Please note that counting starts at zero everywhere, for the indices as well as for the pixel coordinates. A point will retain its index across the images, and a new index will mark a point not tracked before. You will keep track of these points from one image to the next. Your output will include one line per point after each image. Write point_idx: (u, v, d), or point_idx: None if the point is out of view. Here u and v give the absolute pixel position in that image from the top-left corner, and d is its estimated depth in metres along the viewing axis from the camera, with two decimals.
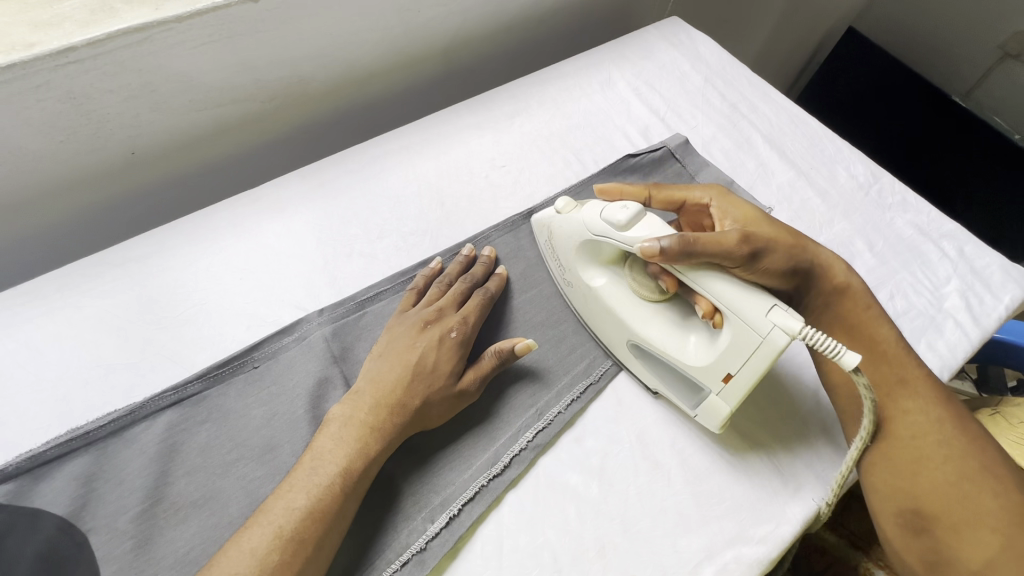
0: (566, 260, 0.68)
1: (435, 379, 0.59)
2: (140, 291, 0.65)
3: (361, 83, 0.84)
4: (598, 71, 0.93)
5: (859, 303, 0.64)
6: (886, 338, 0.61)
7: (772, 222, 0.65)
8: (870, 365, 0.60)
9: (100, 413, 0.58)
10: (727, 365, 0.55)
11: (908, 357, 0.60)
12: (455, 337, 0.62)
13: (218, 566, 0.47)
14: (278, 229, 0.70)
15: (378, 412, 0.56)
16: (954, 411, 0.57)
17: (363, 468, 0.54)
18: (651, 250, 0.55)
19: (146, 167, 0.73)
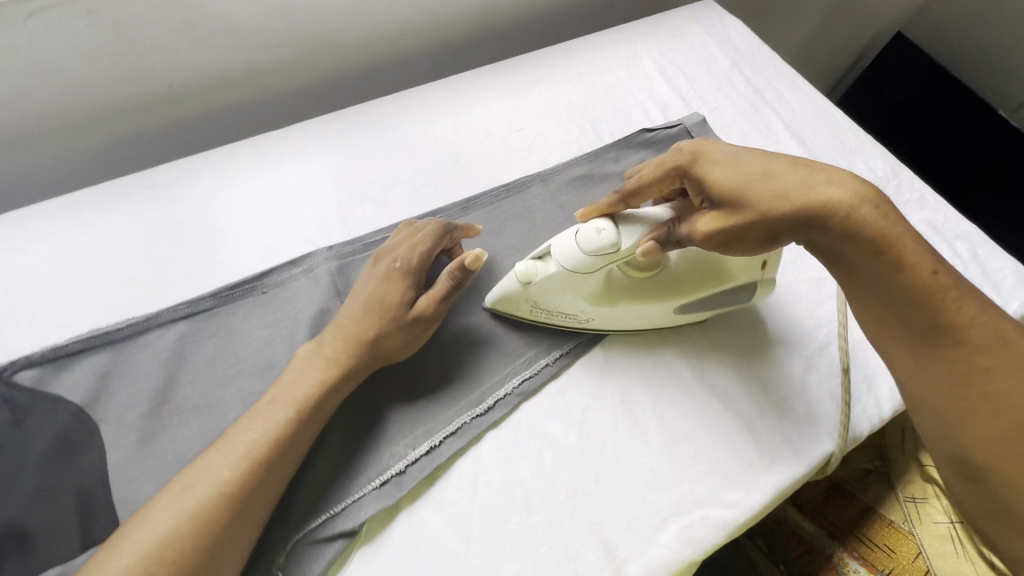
0: (555, 304, 0.64)
1: (386, 309, 0.59)
2: (165, 213, 0.69)
3: (391, 39, 0.86)
4: (625, 46, 0.94)
5: (891, 230, 0.51)
6: (925, 270, 0.50)
7: (755, 161, 0.54)
8: (898, 311, 0.51)
9: (120, 318, 0.62)
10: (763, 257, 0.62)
11: (953, 293, 0.50)
12: (399, 268, 0.61)
13: (186, 470, 0.50)
14: (297, 169, 0.74)
15: (336, 350, 0.58)
16: (1010, 345, 0.49)
17: (322, 398, 0.56)
18: (650, 249, 0.57)
19: (181, 101, 0.77)
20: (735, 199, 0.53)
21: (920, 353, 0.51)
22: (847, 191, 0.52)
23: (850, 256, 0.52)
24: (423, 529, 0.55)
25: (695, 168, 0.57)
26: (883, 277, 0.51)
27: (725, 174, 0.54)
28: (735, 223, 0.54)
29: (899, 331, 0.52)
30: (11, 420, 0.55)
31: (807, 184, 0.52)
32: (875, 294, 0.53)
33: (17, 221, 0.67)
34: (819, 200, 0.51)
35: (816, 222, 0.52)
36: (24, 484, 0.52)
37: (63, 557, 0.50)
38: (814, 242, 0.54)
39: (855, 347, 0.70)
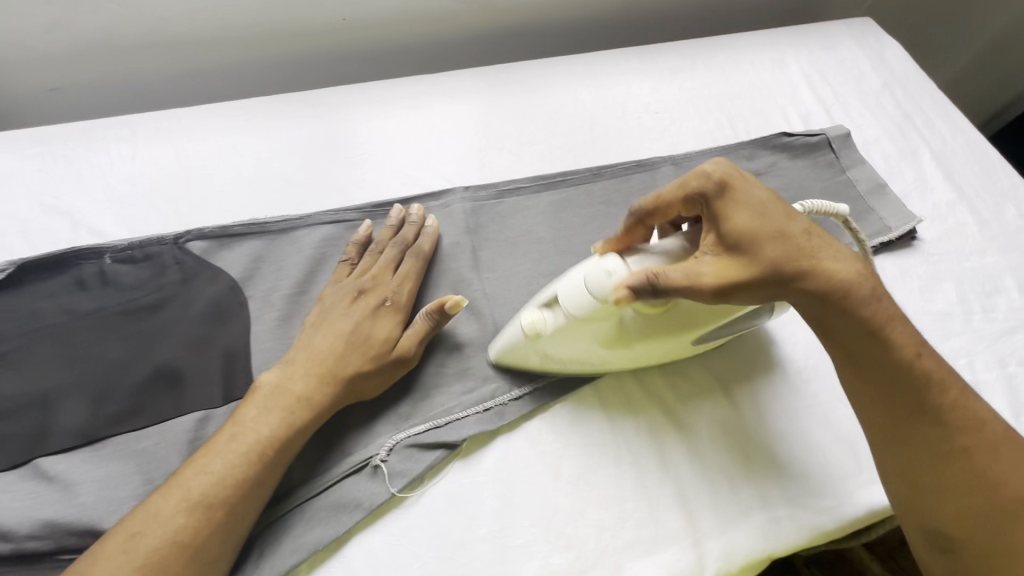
0: (566, 350, 0.57)
1: (373, 344, 0.57)
2: (325, 130, 0.75)
3: (544, 9, 0.89)
4: (773, 50, 0.93)
5: (881, 308, 0.52)
6: (911, 352, 0.51)
7: (765, 205, 0.51)
8: (888, 387, 0.52)
9: (277, 214, 0.69)
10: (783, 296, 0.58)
11: (936, 377, 0.52)
12: (389, 306, 0.60)
13: (198, 459, 0.49)
14: (445, 112, 0.78)
15: (309, 380, 0.54)
16: (983, 437, 0.50)
17: (321, 399, 0.54)
18: (625, 297, 0.48)
19: (349, 34, 0.83)
20: (750, 250, 0.49)
21: (899, 426, 0.52)
22: (848, 265, 0.52)
23: (840, 331, 0.52)
24: (516, 459, 0.58)
25: (718, 203, 0.51)
26: (870, 356, 0.52)
27: (749, 218, 0.50)
28: (745, 276, 0.49)
29: (877, 405, 0.53)
30: (179, 280, 0.62)
31: (813, 250, 0.51)
32: (862, 369, 0.53)
33: (201, 113, 0.75)
34: (822, 266, 0.51)
35: (817, 292, 0.51)
36: (183, 335, 0.59)
37: (206, 405, 0.56)
38: (809, 312, 0.53)
39: (982, 388, 0.65)
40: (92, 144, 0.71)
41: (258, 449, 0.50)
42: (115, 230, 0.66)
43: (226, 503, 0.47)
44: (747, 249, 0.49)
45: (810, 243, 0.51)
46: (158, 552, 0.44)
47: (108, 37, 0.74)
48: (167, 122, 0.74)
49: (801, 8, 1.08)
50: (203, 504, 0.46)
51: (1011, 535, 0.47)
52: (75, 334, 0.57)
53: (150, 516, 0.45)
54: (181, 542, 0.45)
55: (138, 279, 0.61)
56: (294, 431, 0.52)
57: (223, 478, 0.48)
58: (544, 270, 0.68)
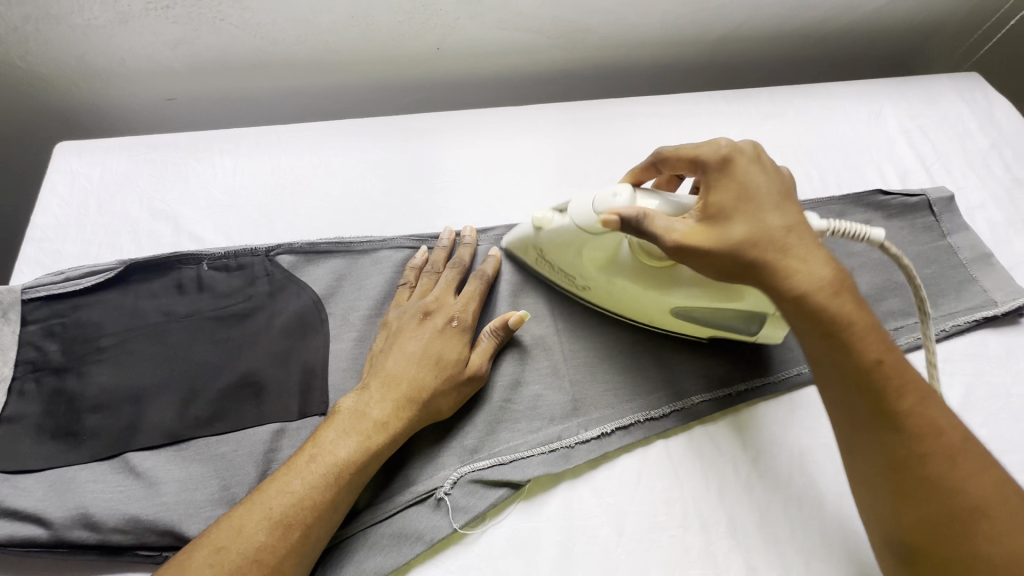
0: (565, 262, 0.63)
1: (444, 367, 0.57)
2: (413, 155, 0.78)
3: (634, 47, 0.90)
4: (870, 102, 0.89)
5: (842, 306, 0.49)
6: (872, 353, 0.48)
7: (728, 191, 0.52)
8: (847, 383, 0.49)
9: (362, 234, 0.71)
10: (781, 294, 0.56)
11: (897, 382, 0.48)
12: (455, 326, 0.60)
13: (269, 482, 0.50)
14: (528, 146, 0.79)
15: (385, 406, 0.55)
16: (939, 446, 0.47)
17: (397, 430, 0.54)
18: (612, 222, 0.54)
19: (441, 63, 0.86)
20: (723, 227, 0.51)
21: (857, 432, 0.49)
22: (817, 262, 0.50)
23: (796, 322, 0.51)
24: (579, 507, 0.56)
25: (711, 176, 0.53)
26: (825, 352, 0.50)
27: (719, 198, 0.52)
28: (706, 248, 0.51)
29: (840, 409, 0.50)
30: (267, 291, 0.65)
31: (775, 241, 0.50)
32: (818, 362, 0.51)
33: (298, 131, 0.79)
34: (781, 260, 0.50)
35: (772, 280, 0.50)
36: (267, 346, 0.61)
37: (282, 417, 0.58)
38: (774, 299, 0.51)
39: None
40: (199, 153, 0.76)
41: (333, 474, 0.51)
42: (213, 238, 0.70)
43: (306, 524, 0.48)
44: (719, 223, 0.51)
45: (766, 232, 0.50)
46: (242, 569, 0.45)
47: (223, 56, 0.80)
48: (268, 137, 0.78)
49: (901, 57, 1.03)
50: (285, 528, 0.48)
51: (969, 548, 0.44)
52: (171, 335, 0.61)
53: (235, 536, 0.47)
54: (263, 561, 0.46)
55: (231, 287, 0.64)
56: (368, 453, 0.52)
57: (298, 500, 0.49)
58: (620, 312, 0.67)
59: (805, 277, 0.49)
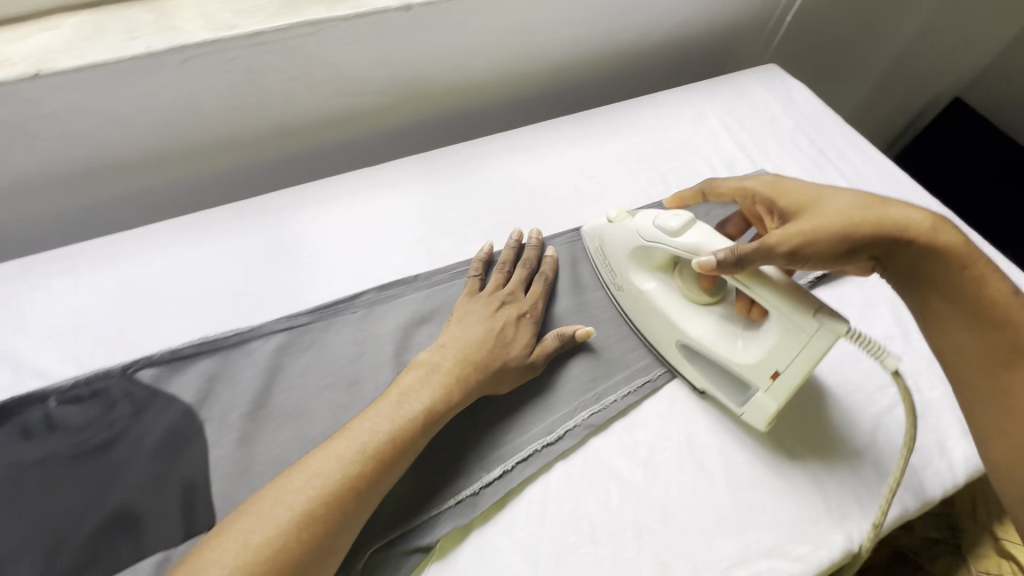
0: (617, 264, 0.73)
1: (516, 348, 0.67)
2: (271, 235, 0.77)
3: (475, 90, 0.96)
4: (692, 104, 1.00)
5: (959, 253, 0.53)
6: (1000, 294, 0.53)
7: (799, 186, 0.62)
8: (983, 322, 0.52)
9: (227, 328, 0.68)
10: (773, 364, 0.60)
11: (1021, 317, 0.52)
12: (528, 319, 0.70)
13: (311, 458, 0.53)
14: (389, 203, 0.82)
15: (461, 365, 0.63)
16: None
17: (444, 411, 0.60)
18: (709, 265, 0.59)
19: (290, 137, 0.88)
20: (817, 208, 0.58)
21: (1004, 370, 0.51)
22: (919, 215, 0.55)
23: (931, 270, 0.54)
24: (492, 551, 0.57)
25: (771, 186, 0.64)
26: (968, 293, 0.53)
27: (792, 192, 0.62)
28: (808, 231, 0.56)
29: (971, 351, 0.53)
30: (129, 412, 0.61)
31: (877, 203, 0.56)
32: (940, 314, 0.55)
33: (145, 233, 0.76)
34: (887, 215, 0.55)
35: (901, 233, 0.54)
36: (138, 472, 0.57)
37: (165, 544, 0.54)
38: (896, 252, 0.55)
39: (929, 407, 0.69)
40: (34, 280, 0.70)
41: (387, 445, 0.55)
42: (60, 368, 0.64)
43: (385, 457, 0.55)
44: (813, 210, 0.58)
45: (864, 200, 0.57)
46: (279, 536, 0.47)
47: (47, 171, 0.76)
48: (110, 248, 0.74)
49: (715, 60, 1.17)
50: (364, 467, 0.53)
51: None
52: (23, 489, 0.55)
53: (316, 471, 0.52)
54: (339, 490, 0.51)
55: (87, 419, 0.60)
56: (450, 404, 0.60)
57: (336, 476, 0.52)
58: (580, 323, 0.74)
59: (927, 229, 0.54)
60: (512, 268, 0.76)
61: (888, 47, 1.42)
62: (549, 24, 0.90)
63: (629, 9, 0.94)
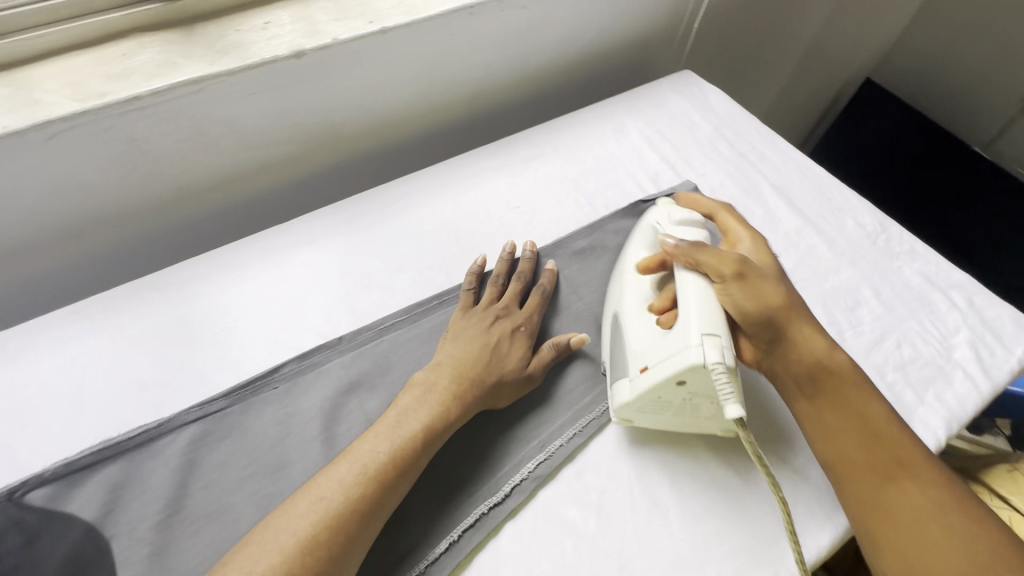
0: (636, 236, 0.74)
1: (511, 363, 0.67)
2: (177, 313, 0.71)
3: (390, 128, 0.92)
4: (612, 119, 0.99)
5: (839, 374, 0.59)
6: (880, 417, 0.58)
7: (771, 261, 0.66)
8: (859, 433, 0.57)
9: (132, 426, 0.62)
10: (648, 358, 0.59)
11: (889, 436, 0.56)
12: (522, 333, 0.70)
13: (313, 485, 0.54)
14: (306, 261, 0.77)
15: (459, 382, 0.64)
16: (949, 502, 0.52)
17: (442, 428, 0.61)
18: (671, 247, 0.64)
19: (192, 200, 0.82)
20: (772, 276, 0.62)
21: (874, 478, 0.55)
22: (824, 336, 0.61)
23: (811, 377, 0.59)
24: None
25: (757, 246, 0.68)
26: (845, 406, 0.58)
27: (763, 259, 0.66)
28: (756, 278, 0.60)
29: (846, 454, 0.56)
30: (21, 543, 0.54)
31: (803, 308, 0.62)
32: (824, 424, 0.58)
33: (31, 329, 0.68)
34: (804, 317, 0.61)
35: (800, 339, 0.59)
36: None
37: None
38: (792, 347, 0.59)
39: None
40: None
41: (387, 467, 0.56)
42: None
43: (385, 480, 0.55)
44: (771, 275, 0.62)
45: (796, 299, 0.62)
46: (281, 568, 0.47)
47: None
48: None
49: (632, 72, 1.18)
50: (367, 489, 0.54)
51: None
52: None
53: (319, 497, 0.52)
54: (345, 516, 0.52)
55: None
56: (449, 419, 0.61)
57: (341, 504, 0.52)
58: None
59: (821, 349, 0.60)
60: (506, 281, 0.77)
61: (796, 39, 1.46)
62: (455, 55, 0.88)
63: (536, 32, 0.93)
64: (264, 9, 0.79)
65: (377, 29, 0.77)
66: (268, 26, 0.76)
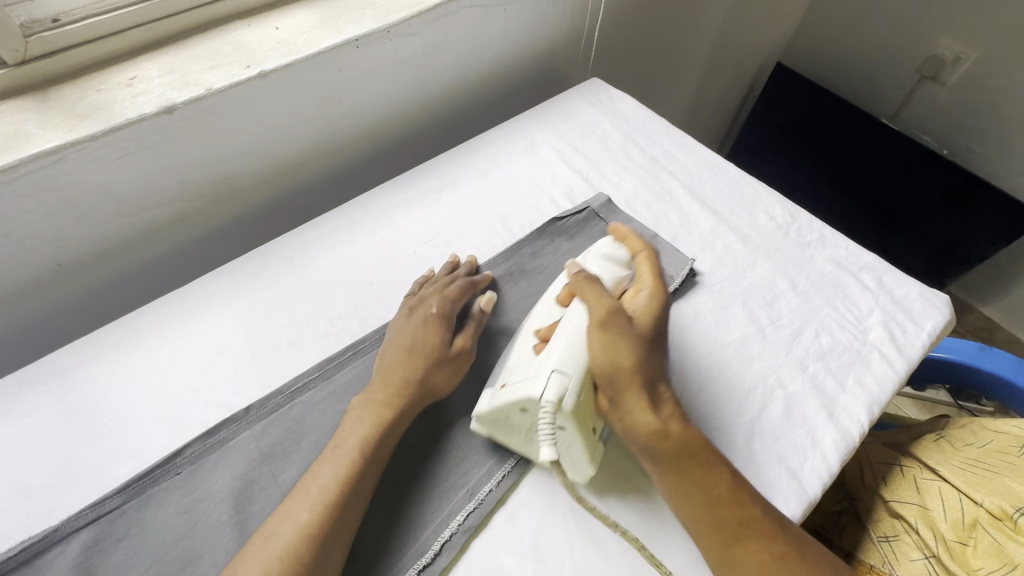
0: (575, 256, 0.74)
1: (425, 346, 0.66)
2: (63, 404, 0.65)
3: (290, 171, 0.88)
4: (522, 137, 0.98)
5: (685, 442, 0.58)
6: (729, 480, 0.57)
7: (649, 326, 0.63)
8: (707, 492, 0.56)
9: (14, 542, 0.56)
10: (510, 378, 0.63)
11: (738, 496, 0.56)
12: (436, 313, 0.69)
13: (267, 525, 0.54)
14: (206, 327, 0.72)
15: (386, 390, 0.63)
16: (788, 552, 0.55)
17: (382, 440, 0.60)
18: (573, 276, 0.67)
19: (75, 275, 0.75)
20: (633, 340, 0.61)
21: (726, 535, 0.55)
22: (672, 403, 0.60)
23: (656, 442, 0.58)
24: None
25: (654, 307, 0.64)
26: (694, 471, 0.57)
27: (644, 320, 0.63)
28: (612, 335, 0.60)
29: (697, 516, 0.56)
30: None
31: (655, 378, 0.60)
32: (669, 487, 0.58)
33: None
34: (652, 386, 0.60)
35: (640, 406, 0.59)
36: None
37: None
38: (630, 410, 0.59)
39: (795, 400, 0.70)
40: None
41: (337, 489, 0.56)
42: None
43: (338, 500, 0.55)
44: (633, 339, 0.60)
45: (653, 367, 0.60)
46: None
47: None
48: None
49: (542, 84, 1.17)
50: (335, 503, 0.55)
51: None
52: None
53: (294, 520, 0.54)
54: (319, 531, 0.53)
55: None
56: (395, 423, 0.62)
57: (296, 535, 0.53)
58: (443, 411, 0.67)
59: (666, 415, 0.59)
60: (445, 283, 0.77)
61: (703, 33, 1.49)
62: (348, 90, 0.84)
63: (432, 57, 0.90)
64: (129, 63, 0.74)
65: (255, 73, 0.73)
66: (133, 82, 0.71)
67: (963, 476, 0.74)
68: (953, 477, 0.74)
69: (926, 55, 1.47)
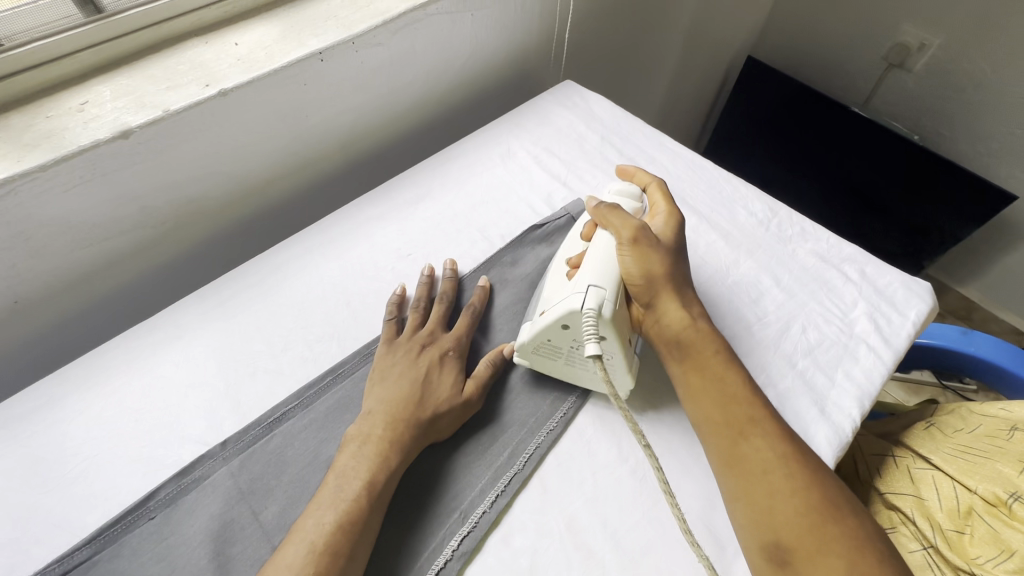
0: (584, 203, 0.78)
1: (445, 389, 0.65)
2: (24, 452, 0.61)
3: (259, 190, 0.85)
4: (498, 144, 0.96)
5: (702, 346, 0.63)
6: (743, 384, 0.60)
7: (671, 240, 0.68)
8: (720, 389, 0.60)
9: None
10: (548, 302, 0.65)
11: (747, 399, 0.59)
12: (452, 357, 0.68)
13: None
14: (177, 359, 0.69)
15: (392, 426, 0.60)
16: (795, 455, 0.55)
17: (386, 479, 0.58)
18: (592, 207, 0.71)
19: (34, 312, 0.72)
20: (661, 251, 0.66)
21: (731, 429, 0.57)
22: (698, 311, 0.65)
23: (681, 344, 0.63)
24: None
25: (671, 224, 0.70)
26: (710, 370, 0.61)
27: (667, 236, 0.68)
28: (643, 247, 0.65)
29: (706, 411, 0.59)
30: None
31: (683, 286, 0.66)
32: (688, 386, 0.61)
33: None
34: (679, 293, 0.65)
35: (669, 309, 0.64)
36: None
37: None
38: (664, 316, 0.64)
39: (787, 397, 0.69)
40: None
41: (335, 535, 0.53)
42: None
43: (338, 547, 0.52)
44: (659, 250, 0.66)
45: (678, 276, 0.66)
46: None
47: None
48: None
49: (515, 89, 1.15)
50: (334, 551, 0.52)
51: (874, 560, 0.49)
52: None
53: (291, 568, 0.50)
54: None
55: None
56: (392, 472, 0.58)
57: None
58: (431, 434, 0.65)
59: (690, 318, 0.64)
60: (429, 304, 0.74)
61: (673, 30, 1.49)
62: (315, 105, 0.82)
63: (401, 67, 0.88)
64: (81, 87, 0.70)
65: (214, 92, 0.70)
66: (85, 106, 0.68)
67: (954, 463, 0.75)
68: (945, 466, 0.74)
69: (892, 43, 1.49)
